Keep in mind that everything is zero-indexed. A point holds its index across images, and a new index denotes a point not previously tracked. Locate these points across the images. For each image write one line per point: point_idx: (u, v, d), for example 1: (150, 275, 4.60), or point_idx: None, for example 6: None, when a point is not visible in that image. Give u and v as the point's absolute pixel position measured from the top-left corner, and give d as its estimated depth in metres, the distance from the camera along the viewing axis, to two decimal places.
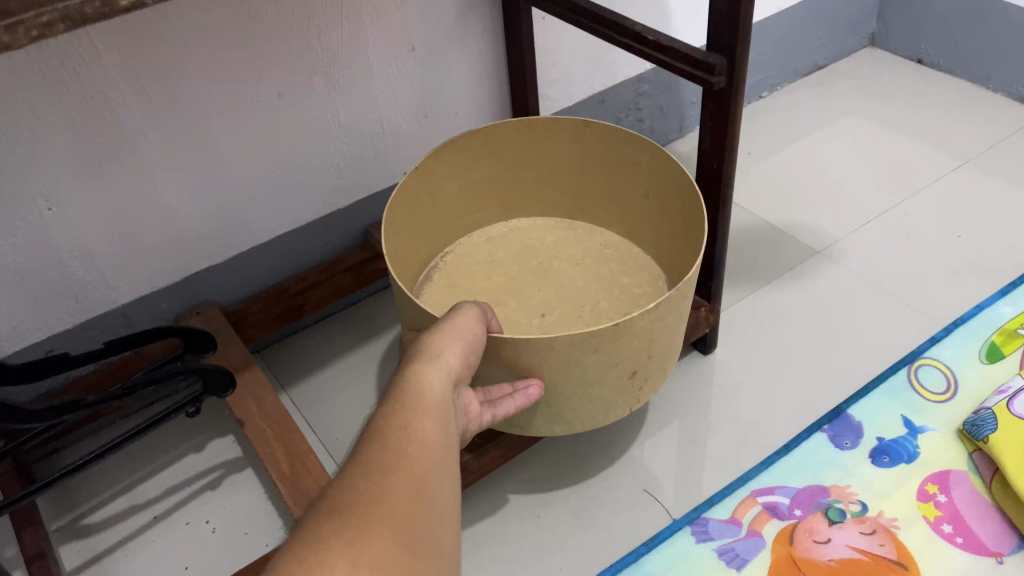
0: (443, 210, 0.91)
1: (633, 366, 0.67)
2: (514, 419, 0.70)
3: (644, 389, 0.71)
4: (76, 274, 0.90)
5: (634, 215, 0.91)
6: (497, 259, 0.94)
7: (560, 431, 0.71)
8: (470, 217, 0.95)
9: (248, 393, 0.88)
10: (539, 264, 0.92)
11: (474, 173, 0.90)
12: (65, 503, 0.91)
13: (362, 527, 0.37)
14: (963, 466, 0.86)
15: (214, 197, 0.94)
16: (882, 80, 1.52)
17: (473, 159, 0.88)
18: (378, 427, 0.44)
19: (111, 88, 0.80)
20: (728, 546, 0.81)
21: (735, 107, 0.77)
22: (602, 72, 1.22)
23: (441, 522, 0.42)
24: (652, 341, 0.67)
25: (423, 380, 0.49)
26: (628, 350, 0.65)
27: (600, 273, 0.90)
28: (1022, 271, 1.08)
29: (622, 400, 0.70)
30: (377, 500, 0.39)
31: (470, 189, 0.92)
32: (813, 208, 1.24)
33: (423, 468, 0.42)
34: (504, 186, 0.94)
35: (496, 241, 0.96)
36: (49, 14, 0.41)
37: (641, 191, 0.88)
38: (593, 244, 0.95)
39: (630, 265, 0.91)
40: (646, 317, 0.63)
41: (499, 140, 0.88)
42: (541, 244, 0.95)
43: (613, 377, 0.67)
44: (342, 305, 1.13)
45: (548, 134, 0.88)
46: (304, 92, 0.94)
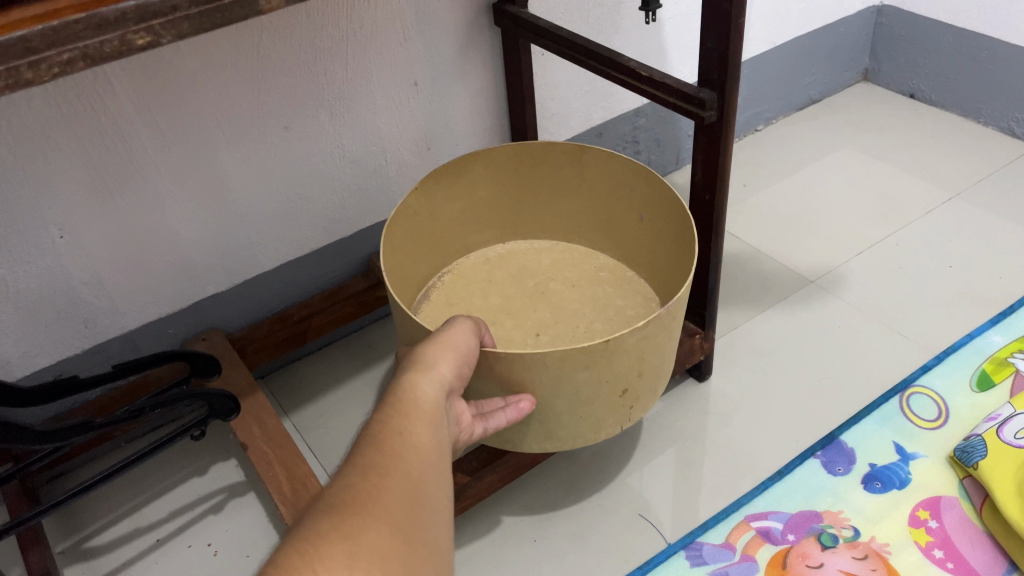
0: (442, 231, 0.93)
1: (625, 384, 0.69)
2: (508, 434, 0.71)
3: (635, 407, 0.73)
4: (86, 300, 0.92)
5: (630, 239, 0.93)
6: (494, 279, 0.96)
7: (552, 447, 0.73)
8: (469, 238, 0.98)
9: (252, 416, 0.90)
10: (536, 285, 0.94)
11: (474, 195, 0.93)
12: (70, 525, 0.92)
13: (358, 526, 0.39)
14: (954, 492, 0.87)
15: (222, 225, 0.97)
16: (875, 114, 1.56)
17: (472, 182, 0.91)
18: (374, 430, 0.46)
19: (124, 120, 0.83)
20: (722, 570, 0.82)
21: (725, 140, 0.80)
22: (600, 106, 1.25)
23: (435, 523, 0.44)
24: (643, 359, 0.68)
25: (418, 386, 0.51)
26: (619, 366, 0.67)
27: (594, 294, 0.93)
28: (1012, 300, 1.10)
29: (613, 418, 0.72)
30: (373, 502, 0.41)
31: (470, 211, 0.94)
32: (807, 238, 1.27)
33: (418, 470, 0.44)
34: (503, 209, 0.97)
35: (494, 262, 0.99)
36: (70, 52, 0.44)
37: (636, 216, 0.90)
38: (589, 266, 0.97)
39: (624, 287, 0.94)
40: (636, 334, 0.65)
41: (498, 164, 0.91)
42: (538, 266, 0.98)
43: (604, 395, 0.68)
44: (345, 332, 1.15)
45: (546, 159, 0.91)
46: (310, 124, 0.97)
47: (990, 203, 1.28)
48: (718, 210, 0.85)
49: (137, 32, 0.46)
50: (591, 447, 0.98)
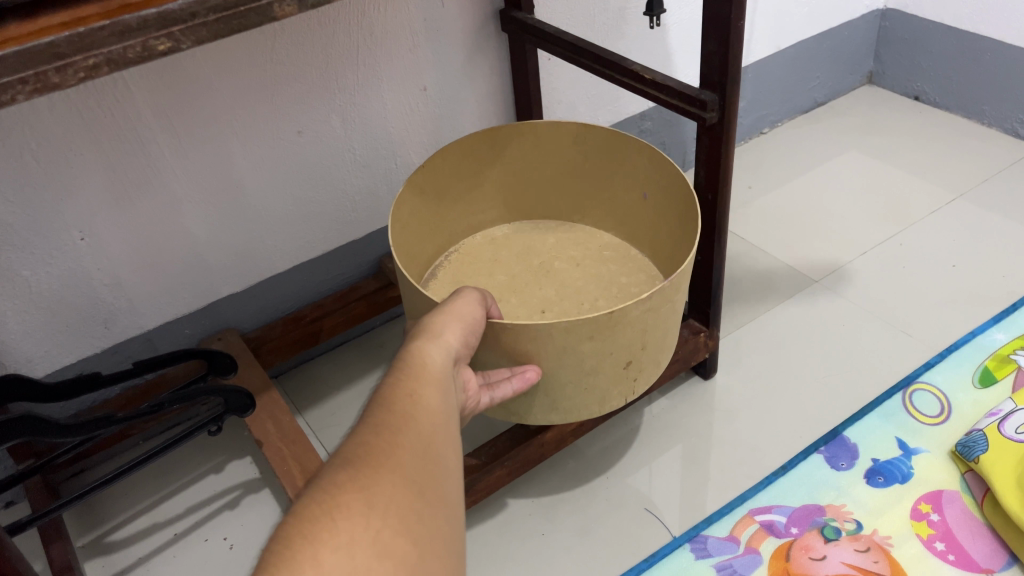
0: (450, 212, 0.96)
1: (628, 356, 0.71)
2: (514, 407, 0.73)
3: (638, 380, 0.75)
4: (106, 301, 0.95)
5: (633, 216, 0.95)
6: (500, 259, 0.98)
7: (557, 420, 0.75)
8: (475, 218, 1.00)
9: (267, 413, 0.92)
10: (540, 264, 0.96)
11: (481, 174, 0.96)
12: (91, 520, 0.95)
13: (374, 477, 0.41)
14: (955, 486, 0.88)
15: (237, 229, 1.00)
16: (880, 115, 1.57)
17: (478, 161, 0.93)
18: (385, 394, 0.48)
19: (143, 126, 0.86)
20: (726, 563, 0.84)
21: (727, 140, 0.81)
22: (607, 109, 1.27)
23: (448, 477, 0.45)
24: (646, 332, 0.70)
25: (426, 355, 0.53)
26: (623, 338, 0.68)
27: (599, 273, 0.95)
28: (1014, 299, 1.11)
29: (616, 390, 0.74)
30: (387, 454, 0.43)
31: (475, 192, 0.97)
32: (811, 239, 1.28)
33: (428, 429, 0.46)
34: (508, 189, 0.99)
35: (499, 243, 1.01)
36: (95, 58, 0.46)
37: (639, 193, 0.92)
38: (593, 246, 0.99)
39: (628, 265, 0.95)
40: (640, 306, 0.67)
41: (503, 144, 0.93)
42: (542, 246, 1.00)
43: (608, 366, 0.70)
44: (357, 332, 1.17)
45: (551, 138, 0.93)
46: (322, 129, 0.99)
47: (994, 204, 1.29)
48: (721, 209, 0.87)
49: (158, 38, 0.48)
50: (597, 444, 1.00)
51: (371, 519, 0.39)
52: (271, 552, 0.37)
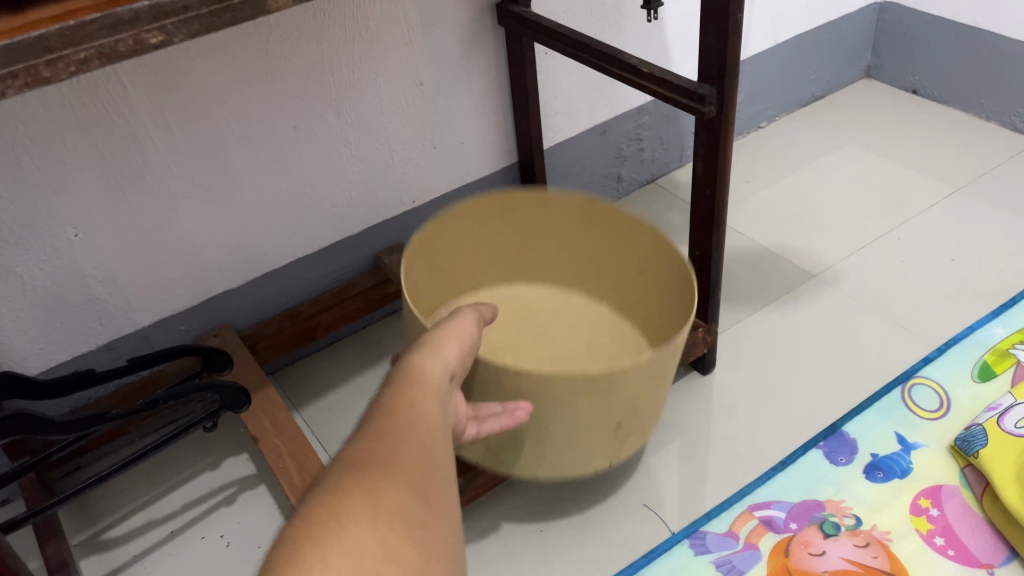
0: (460, 267, 0.96)
1: (619, 420, 0.75)
2: (504, 450, 0.77)
3: (628, 441, 0.79)
4: (100, 298, 0.94)
5: (629, 288, 0.95)
6: (502, 315, 1.00)
7: (544, 474, 0.79)
8: (484, 271, 1.00)
9: (263, 410, 0.91)
10: (535, 327, 0.99)
11: (490, 232, 0.95)
12: (86, 518, 0.94)
13: (377, 485, 0.41)
14: (955, 481, 0.88)
15: (232, 225, 0.99)
16: (878, 109, 1.56)
17: (482, 222, 0.93)
18: (384, 405, 0.47)
19: (137, 122, 0.85)
20: (725, 559, 0.84)
21: (726, 134, 0.81)
22: (604, 104, 1.27)
23: (448, 488, 0.45)
24: (639, 396, 0.74)
25: (426, 366, 0.52)
26: (618, 399, 0.72)
27: (592, 340, 0.97)
28: (1013, 293, 1.11)
29: (604, 452, 0.78)
30: (389, 464, 0.42)
31: (478, 249, 0.96)
32: (809, 233, 1.28)
33: (429, 441, 0.45)
34: (510, 253, 0.99)
35: (499, 297, 1.01)
36: (86, 51, 0.46)
37: (635, 271, 0.92)
38: (589, 313, 1.00)
39: (624, 337, 0.97)
40: (639, 370, 0.70)
41: (511, 204, 0.93)
42: (540, 307, 1.01)
43: (599, 428, 0.74)
44: (354, 328, 1.17)
45: (556, 209, 0.93)
46: (318, 124, 0.98)
47: (993, 198, 1.29)
48: (719, 202, 0.87)
49: (150, 31, 0.47)
50: None
51: (377, 525, 0.39)
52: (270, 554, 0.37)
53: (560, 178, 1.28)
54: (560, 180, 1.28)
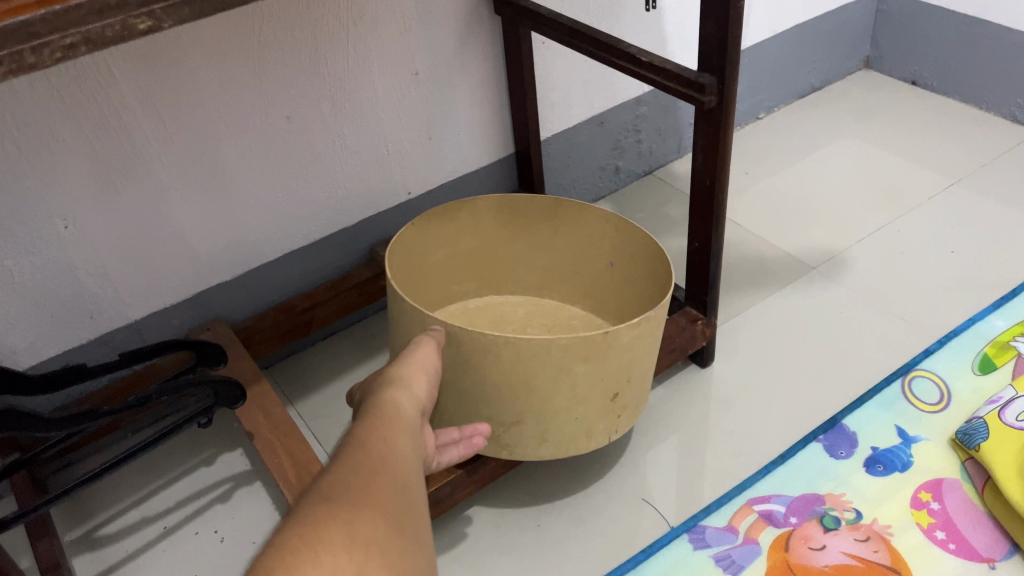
0: (428, 270, 0.97)
1: (616, 388, 0.78)
2: (507, 436, 0.79)
3: (620, 418, 0.82)
4: (91, 292, 0.93)
5: (600, 287, 0.99)
6: (476, 324, 0.99)
7: (547, 453, 0.81)
8: (450, 286, 1.01)
9: (257, 404, 0.90)
10: (515, 330, 0.98)
11: (457, 243, 0.98)
12: (78, 515, 0.93)
13: (354, 512, 0.40)
14: (955, 474, 0.87)
15: (226, 217, 0.98)
16: (877, 101, 1.55)
17: (457, 230, 0.96)
18: (356, 438, 0.47)
19: (127, 112, 0.84)
20: (724, 553, 0.83)
21: (726, 125, 0.80)
22: (602, 95, 1.26)
23: (423, 514, 0.44)
24: (632, 364, 0.78)
25: (396, 403, 0.53)
26: (613, 364, 0.76)
27: (570, 338, 0.97)
28: (1013, 285, 1.10)
29: (603, 423, 0.81)
30: (364, 494, 0.42)
31: (454, 258, 0.99)
32: (808, 225, 1.27)
33: (403, 470, 0.46)
34: (480, 262, 1.01)
35: (472, 313, 1.02)
36: (72, 37, 0.44)
37: (606, 263, 0.97)
38: (561, 317, 1.01)
39: (595, 331, 0.99)
40: (629, 331, 0.74)
41: (480, 213, 0.96)
42: (513, 314, 1.02)
43: (597, 396, 0.77)
44: (350, 322, 1.16)
45: (522, 213, 0.97)
46: (312, 114, 0.97)
47: (993, 189, 1.28)
48: (719, 194, 0.86)
49: (138, 16, 0.46)
50: None
51: (353, 554, 0.38)
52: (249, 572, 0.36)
53: (557, 170, 1.27)
54: (558, 171, 1.27)
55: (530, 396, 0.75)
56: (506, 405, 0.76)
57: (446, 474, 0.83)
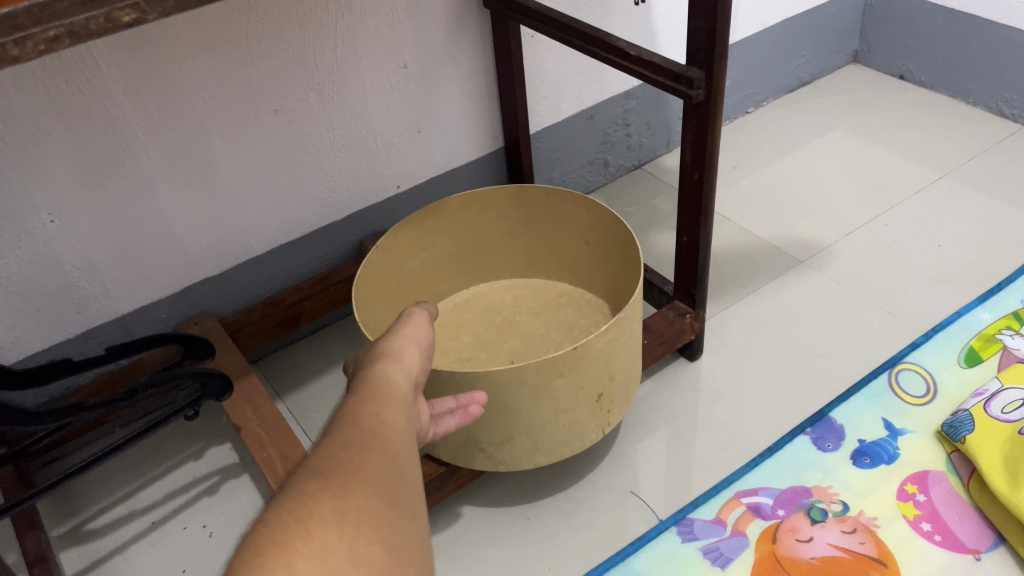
0: (406, 283, 0.97)
1: (599, 390, 0.79)
2: (500, 453, 0.79)
3: (612, 411, 0.83)
4: (78, 286, 0.92)
5: (582, 264, 0.99)
6: (463, 322, 0.99)
7: (541, 461, 0.81)
8: (431, 290, 1.01)
9: (245, 399, 0.90)
10: (502, 320, 0.99)
11: (431, 248, 0.97)
12: (66, 509, 0.93)
13: (346, 488, 0.40)
14: (941, 466, 0.88)
15: (214, 211, 0.97)
16: (865, 95, 1.56)
17: (428, 236, 0.96)
18: (350, 411, 0.46)
19: (113, 104, 0.84)
20: (713, 546, 0.83)
21: (714, 118, 0.80)
22: (591, 88, 1.25)
23: (417, 489, 0.44)
24: (610, 365, 0.78)
25: (389, 376, 0.51)
26: (590, 371, 0.76)
27: (559, 319, 0.98)
28: (999, 278, 1.11)
29: (594, 422, 0.81)
30: (356, 469, 0.41)
31: (431, 263, 0.98)
32: (796, 219, 1.27)
33: (396, 445, 0.44)
34: (459, 258, 1.01)
35: (461, 308, 1.02)
36: (55, 29, 0.44)
37: (583, 241, 0.96)
38: (550, 296, 1.02)
39: (583, 308, 0.98)
40: (601, 340, 0.75)
41: (449, 214, 0.96)
42: (503, 301, 1.02)
43: (581, 401, 0.78)
44: (339, 316, 1.15)
45: (491, 203, 0.96)
46: (301, 107, 0.97)
47: (979, 183, 1.29)
48: (707, 187, 0.86)
49: (123, 9, 0.46)
50: None
51: (344, 531, 0.38)
52: (236, 556, 0.36)
53: (547, 164, 1.27)
54: (547, 165, 1.27)
55: (512, 417, 0.76)
56: (490, 428, 0.76)
57: (436, 467, 0.84)
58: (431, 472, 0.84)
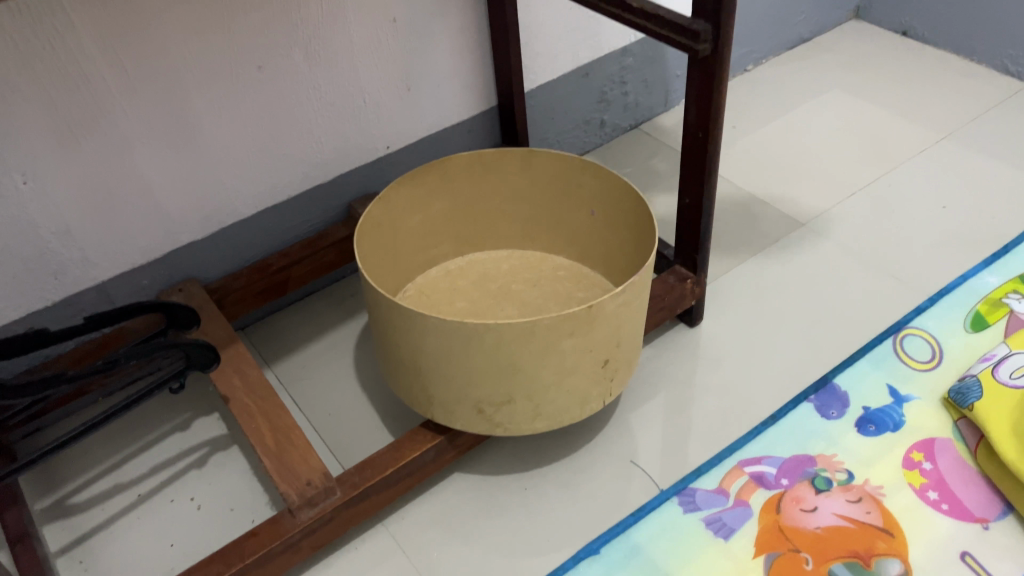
0: (403, 241, 0.93)
1: (605, 354, 0.76)
2: (498, 416, 0.77)
3: (614, 381, 0.80)
4: (54, 251, 0.88)
5: (582, 236, 0.97)
6: (458, 287, 0.96)
7: (541, 427, 0.78)
8: (427, 251, 0.97)
9: (232, 368, 0.86)
10: (498, 288, 0.95)
11: (431, 207, 0.94)
12: (50, 482, 0.90)
13: None
14: (948, 433, 0.86)
15: (196, 172, 0.93)
16: (867, 52, 1.52)
17: (430, 192, 0.92)
18: None
19: (86, 60, 0.79)
20: (715, 516, 0.81)
21: (721, 75, 0.76)
22: (587, 44, 1.21)
23: None
24: (620, 330, 0.76)
25: None
26: (600, 334, 0.73)
27: (556, 290, 0.95)
28: (1004, 241, 1.09)
29: (596, 391, 0.78)
30: None
31: (429, 222, 0.95)
32: (797, 181, 1.24)
33: None
34: (459, 220, 0.97)
35: (455, 274, 0.98)
36: None
37: (587, 212, 0.94)
38: (545, 268, 0.99)
39: (581, 282, 0.96)
40: (615, 300, 0.72)
41: (453, 172, 0.92)
42: (497, 271, 0.98)
43: (587, 365, 0.75)
44: (327, 281, 1.12)
45: (497, 166, 0.93)
46: (284, 64, 0.92)
47: (983, 143, 1.26)
48: (712, 148, 0.82)
49: None
50: None
51: None
52: None
53: (541, 123, 1.23)
54: (541, 125, 1.23)
55: (517, 377, 0.73)
56: (492, 387, 0.74)
57: (432, 437, 0.81)
58: (427, 444, 0.81)
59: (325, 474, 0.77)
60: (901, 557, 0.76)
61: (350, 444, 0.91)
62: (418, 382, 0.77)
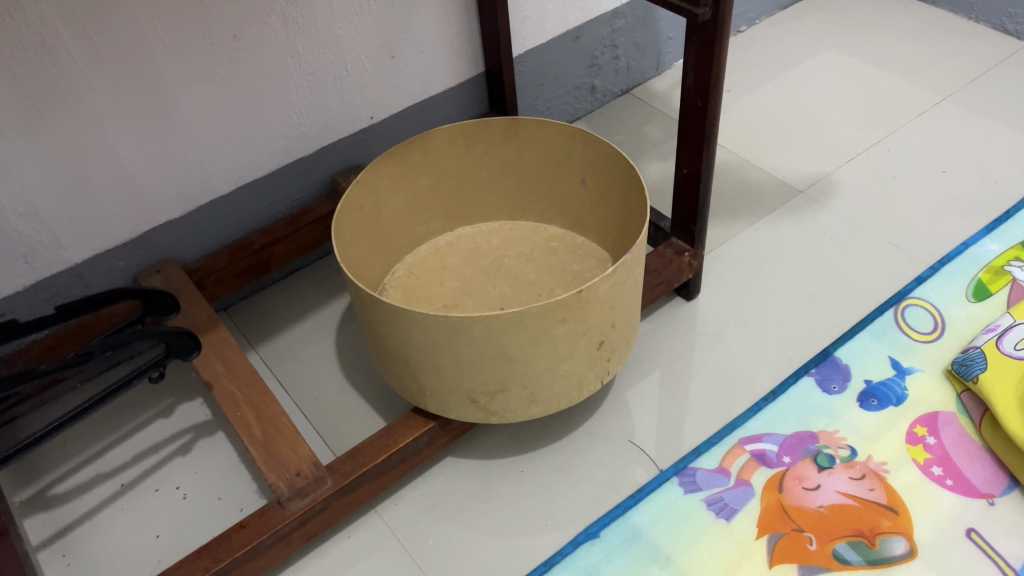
0: (388, 222, 0.90)
1: (600, 336, 0.73)
2: (493, 404, 0.74)
3: (611, 359, 0.77)
4: (23, 234, 0.84)
5: (575, 203, 0.93)
6: (448, 266, 0.93)
7: (537, 412, 0.76)
8: (414, 231, 0.94)
9: (215, 353, 0.83)
10: (490, 264, 0.92)
11: (414, 185, 0.90)
12: (28, 473, 0.87)
13: None
14: (951, 407, 0.85)
15: (171, 148, 0.89)
16: (863, 10, 1.48)
17: (411, 170, 0.89)
18: None
19: (49, 31, 0.74)
20: (716, 496, 0.80)
21: (721, 43, 0.72)
22: (577, 6, 1.17)
23: None
24: (613, 310, 0.73)
25: None
26: (593, 318, 0.70)
27: (550, 263, 0.91)
28: (1005, 206, 1.06)
29: (593, 371, 0.76)
30: None
31: (414, 201, 0.91)
32: (794, 146, 1.21)
33: None
34: (445, 194, 0.94)
35: (445, 250, 0.95)
36: None
37: (578, 178, 0.90)
38: (539, 239, 0.95)
39: (577, 253, 0.93)
40: (607, 282, 0.69)
41: (434, 148, 0.88)
42: (489, 244, 0.95)
43: (582, 349, 0.72)
44: (312, 258, 1.08)
45: (481, 136, 0.89)
46: (261, 32, 0.88)
47: (983, 105, 1.23)
48: (711, 117, 0.79)
49: None
50: None
51: None
52: None
53: (530, 89, 1.18)
54: (530, 91, 1.19)
55: (510, 366, 0.70)
56: (485, 377, 0.71)
57: (424, 423, 0.78)
58: (419, 430, 0.78)
59: (314, 464, 0.74)
60: (906, 535, 0.75)
61: (339, 428, 0.88)
62: (408, 374, 0.74)
